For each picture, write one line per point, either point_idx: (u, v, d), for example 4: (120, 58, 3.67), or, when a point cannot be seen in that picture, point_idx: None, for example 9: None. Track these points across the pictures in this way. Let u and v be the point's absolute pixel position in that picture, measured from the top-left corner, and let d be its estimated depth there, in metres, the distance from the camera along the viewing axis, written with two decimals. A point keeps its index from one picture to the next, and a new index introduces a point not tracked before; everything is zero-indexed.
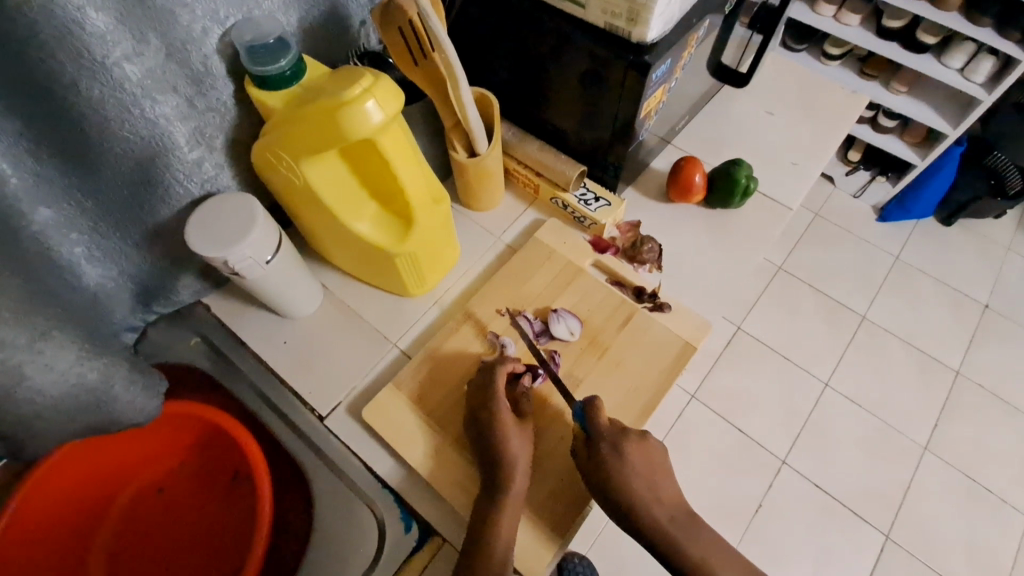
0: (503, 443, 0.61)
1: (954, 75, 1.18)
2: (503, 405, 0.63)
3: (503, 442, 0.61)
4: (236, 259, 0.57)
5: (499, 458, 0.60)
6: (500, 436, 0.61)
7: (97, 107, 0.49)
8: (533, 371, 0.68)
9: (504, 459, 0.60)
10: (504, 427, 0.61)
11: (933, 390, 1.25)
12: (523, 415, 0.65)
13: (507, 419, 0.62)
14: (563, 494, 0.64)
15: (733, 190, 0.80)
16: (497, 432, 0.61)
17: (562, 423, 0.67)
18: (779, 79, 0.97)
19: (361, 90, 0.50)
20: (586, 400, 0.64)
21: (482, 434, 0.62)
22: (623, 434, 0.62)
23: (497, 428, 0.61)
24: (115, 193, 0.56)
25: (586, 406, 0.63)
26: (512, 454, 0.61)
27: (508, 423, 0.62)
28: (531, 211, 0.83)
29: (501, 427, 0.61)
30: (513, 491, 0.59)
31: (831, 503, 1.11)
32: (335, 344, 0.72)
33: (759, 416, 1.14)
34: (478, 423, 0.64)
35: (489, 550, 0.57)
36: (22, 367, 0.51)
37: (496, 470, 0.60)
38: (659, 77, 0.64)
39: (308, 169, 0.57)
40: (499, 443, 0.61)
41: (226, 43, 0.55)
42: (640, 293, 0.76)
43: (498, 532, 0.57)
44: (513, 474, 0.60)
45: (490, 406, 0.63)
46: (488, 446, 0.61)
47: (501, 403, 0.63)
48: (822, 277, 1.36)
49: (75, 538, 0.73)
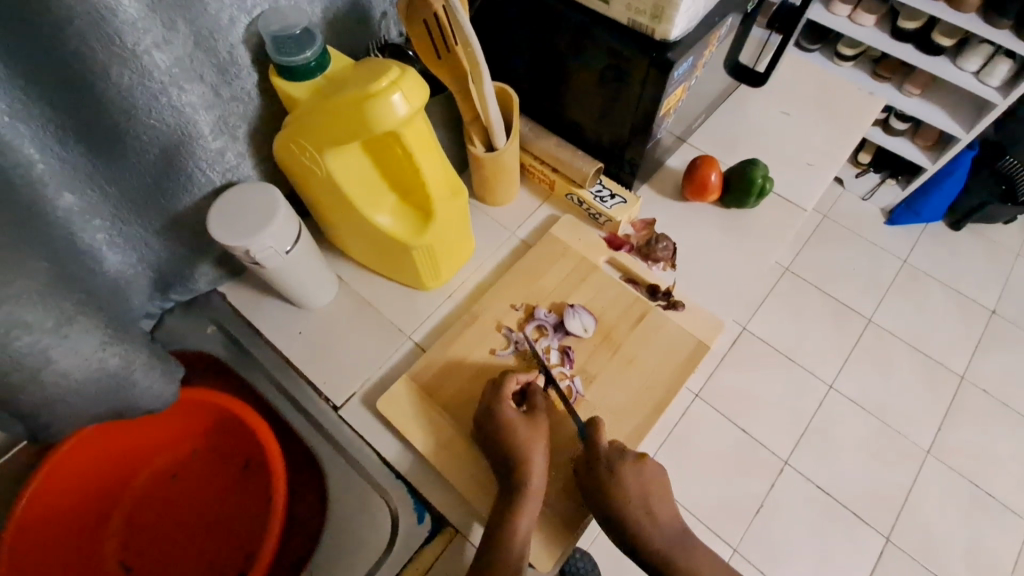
0: (520, 440, 0.62)
1: (969, 78, 1.18)
2: (509, 410, 0.63)
3: (518, 440, 0.62)
4: (257, 249, 0.58)
5: (513, 455, 0.61)
6: (509, 435, 0.62)
7: (125, 94, 0.49)
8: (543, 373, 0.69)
9: (520, 457, 0.61)
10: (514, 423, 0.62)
11: (937, 394, 1.25)
12: (536, 408, 0.65)
13: (520, 423, 0.63)
14: (573, 490, 0.65)
15: (749, 190, 0.80)
16: (504, 430, 0.62)
17: (569, 421, 0.68)
18: (797, 79, 0.97)
19: (388, 82, 0.50)
20: (591, 419, 0.64)
21: (489, 427, 0.63)
22: (622, 457, 0.62)
23: (504, 426, 0.62)
24: (138, 180, 0.57)
25: (590, 425, 0.63)
26: (524, 446, 0.61)
27: (516, 423, 0.62)
28: (545, 206, 0.83)
29: (509, 428, 0.62)
30: (534, 486, 0.60)
31: (832, 503, 1.11)
32: (349, 335, 0.73)
33: (764, 416, 1.14)
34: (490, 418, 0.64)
35: (505, 549, 0.57)
36: (48, 352, 0.52)
37: (510, 464, 0.61)
38: (680, 75, 0.64)
39: (330, 161, 0.57)
40: (513, 439, 0.62)
41: (252, 33, 0.55)
42: (654, 291, 0.76)
43: (513, 529, 0.58)
44: (531, 469, 0.60)
45: (497, 403, 0.64)
46: (496, 442, 0.62)
47: (507, 405, 0.64)
48: (829, 280, 1.36)
49: (91, 520, 0.74)
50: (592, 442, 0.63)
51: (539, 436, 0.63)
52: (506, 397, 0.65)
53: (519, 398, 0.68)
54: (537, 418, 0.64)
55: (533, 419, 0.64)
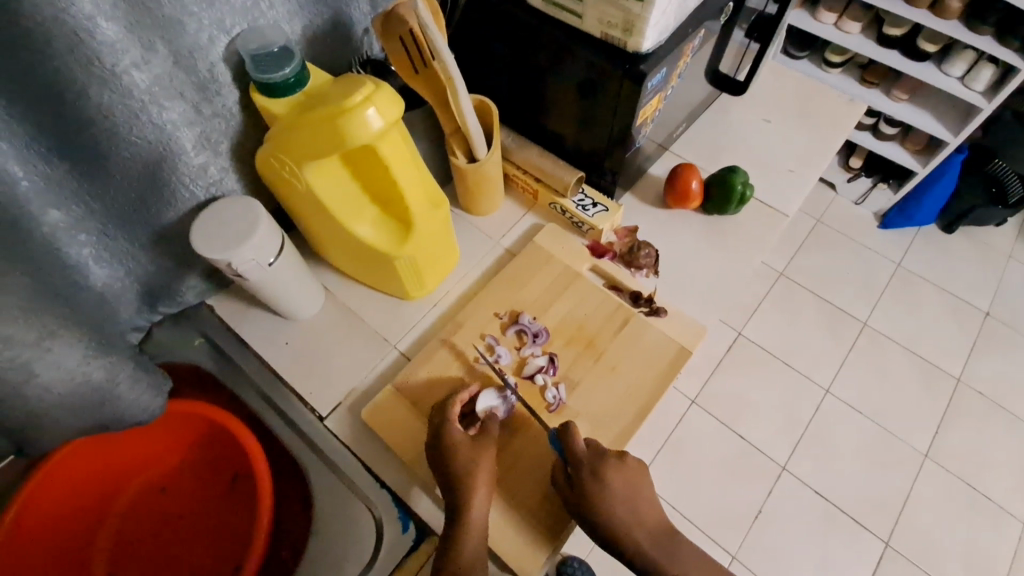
0: (463, 464, 0.61)
1: (954, 83, 1.19)
2: (455, 430, 0.63)
3: (462, 463, 0.61)
4: (239, 261, 0.59)
5: (459, 470, 0.60)
6: (453, 461, 0.61)
7: (106, 112, 0.50)
8: (543, 369, 0.70)
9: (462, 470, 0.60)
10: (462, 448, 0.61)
11: (935, 398, 1.25)
12: (489, 433, 0.64)
13: (478, 452, 0.62)
14: (540, 510, 0.64)
15: (730, 197, 0.81)
16: (449, 451, 0.61)
17: (525, 440, 0.67)
18: (779, 89, 0.98)
19: (362, 97, 0.51)
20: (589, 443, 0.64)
21: (438, 449, 0.62)
22: (601, 456, 0.62)
23: (448, 445, 0.62)
24: (123, 196, 0.58)
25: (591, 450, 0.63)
26: (471, 465, 0.61)
27: (461, 445, 0.62)
28: (529, 216, 0.84)
29: (453, 452, 0.61)
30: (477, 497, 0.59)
31: (831, 510, 1.11)
32: (334, 344, 0.73)
33: (759, 424, 1.13)
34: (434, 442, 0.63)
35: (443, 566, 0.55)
36: (30, 365, 0.53)
37: (459, 478, 0.60)
38: (655, 85, 0.65)
39: (309, 175, 0.58)
40: (457, 465, 0.61)
41: (232, 51, 0.56)
42: (636, 298, 0.76)
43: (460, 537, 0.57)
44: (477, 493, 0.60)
45: (444, 426, 0.63)
46: (444, 463, 0.61)
47: (455, 428, 0.63)
48: (822, 284, 1.36)
49: (79, 534, 0.74)
50: (570, 451, 0.62)
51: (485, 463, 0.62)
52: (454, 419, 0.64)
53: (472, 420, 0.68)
54: (485, 445, 0.63)
55: (486, 447, 0.63)
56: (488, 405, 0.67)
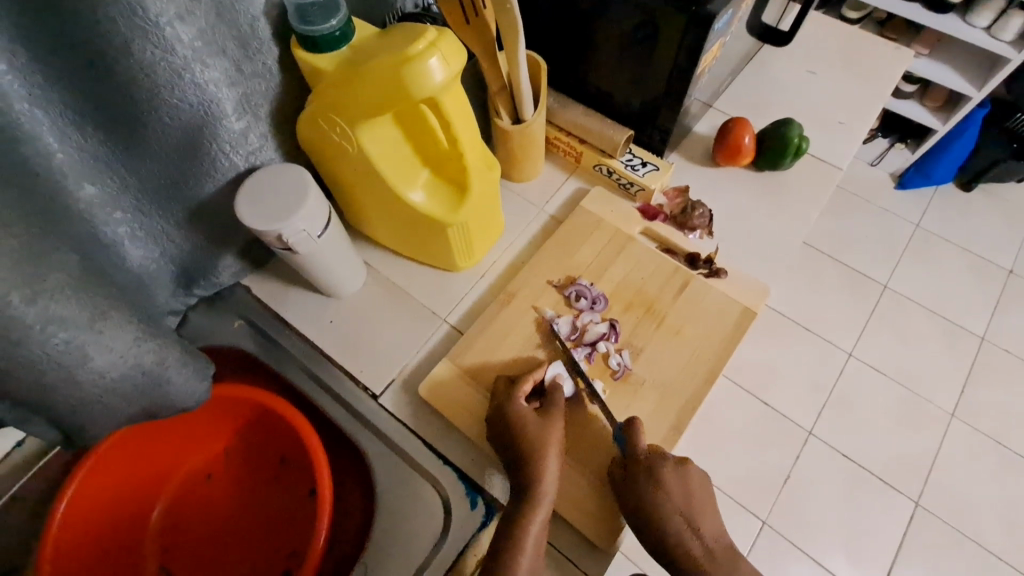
0: (530, 433, 0.58)
1: (980, 35, 1.10)
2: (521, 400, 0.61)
3: (532, 432, 0.58)
4: (290, 233, 0.55)
5: (529, 444, 0.58)
6: (521, 431, 0.58)
7: (148, 71, 0.46)
8: (605, 337, 0.68)
9: (534, 441, 0.58)
10: (529, 421, 0.59)
11: (957, 356, 1.12)
12: (553, 402, 0.61)
13: (548, 425, 0.59)
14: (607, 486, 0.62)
15: (785, 150, 0.77)
16: (515, 419, 0.59)
17: (583, 412, 0.64)
18: (819, 39, 0.94)
19: (425, 45, 0.47)
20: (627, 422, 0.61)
21: (504, 420, 0.60)
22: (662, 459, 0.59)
23: (515, 415, 0.59)
24: (160, 167, 0.54)
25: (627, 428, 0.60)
26: (540, 436, 0.58)
27: (528, 415, 0.59)
28: (573, 179, 0.80)
29: (521, 423, 0.59)
30: (550, 464, 0.57)
31: (862, 473, 0.95)
32: (381, 320, 0.70)
33: (784, 391, 0.97)
34: (499, 416, 0.61)
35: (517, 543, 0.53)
36: (85, 349, 0.49)
37: (525, 453, 0.57)
38: (719, 28, 0.61)
39: (363, 135, 0.54)
40: (526, 432, 0.58)
41: (273, 3, 0.52)
42: (694, 259, 0.73)
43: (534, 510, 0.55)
44: (545, 462, 0.57)
45: (512, 399, 0.61)
46: (512, 436, 0.59)
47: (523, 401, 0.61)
48: (844, 249, 1.20)
49: (128, 525, 0.72)
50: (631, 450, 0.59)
51: (553, 432, 0.59)
52: (522, 393, 0.62)
53: (535, 394, 0.65)
54: (556, 413, 0.61)
55: (551, 416, 0.60)
56: (554, 374, 0.65)
